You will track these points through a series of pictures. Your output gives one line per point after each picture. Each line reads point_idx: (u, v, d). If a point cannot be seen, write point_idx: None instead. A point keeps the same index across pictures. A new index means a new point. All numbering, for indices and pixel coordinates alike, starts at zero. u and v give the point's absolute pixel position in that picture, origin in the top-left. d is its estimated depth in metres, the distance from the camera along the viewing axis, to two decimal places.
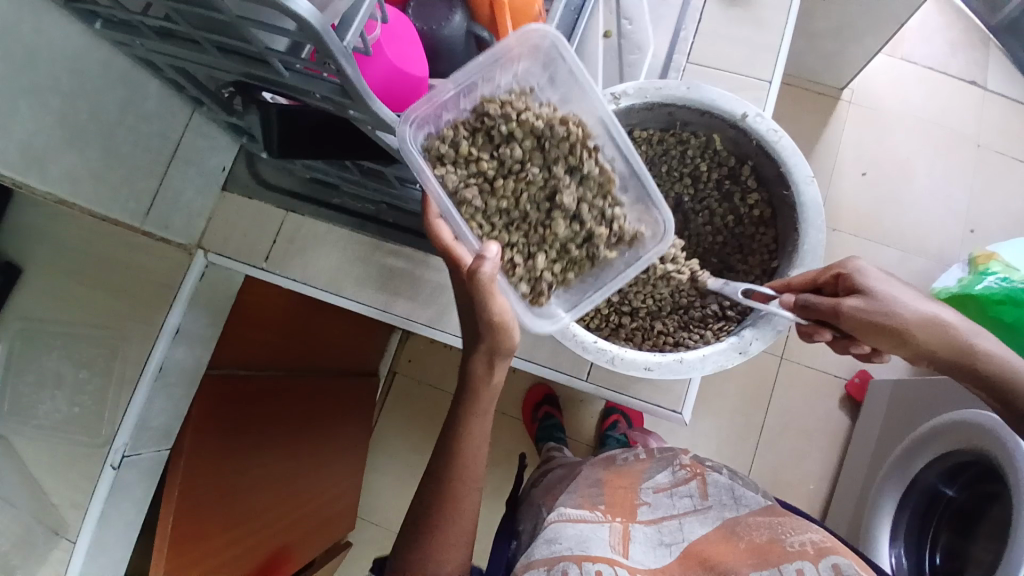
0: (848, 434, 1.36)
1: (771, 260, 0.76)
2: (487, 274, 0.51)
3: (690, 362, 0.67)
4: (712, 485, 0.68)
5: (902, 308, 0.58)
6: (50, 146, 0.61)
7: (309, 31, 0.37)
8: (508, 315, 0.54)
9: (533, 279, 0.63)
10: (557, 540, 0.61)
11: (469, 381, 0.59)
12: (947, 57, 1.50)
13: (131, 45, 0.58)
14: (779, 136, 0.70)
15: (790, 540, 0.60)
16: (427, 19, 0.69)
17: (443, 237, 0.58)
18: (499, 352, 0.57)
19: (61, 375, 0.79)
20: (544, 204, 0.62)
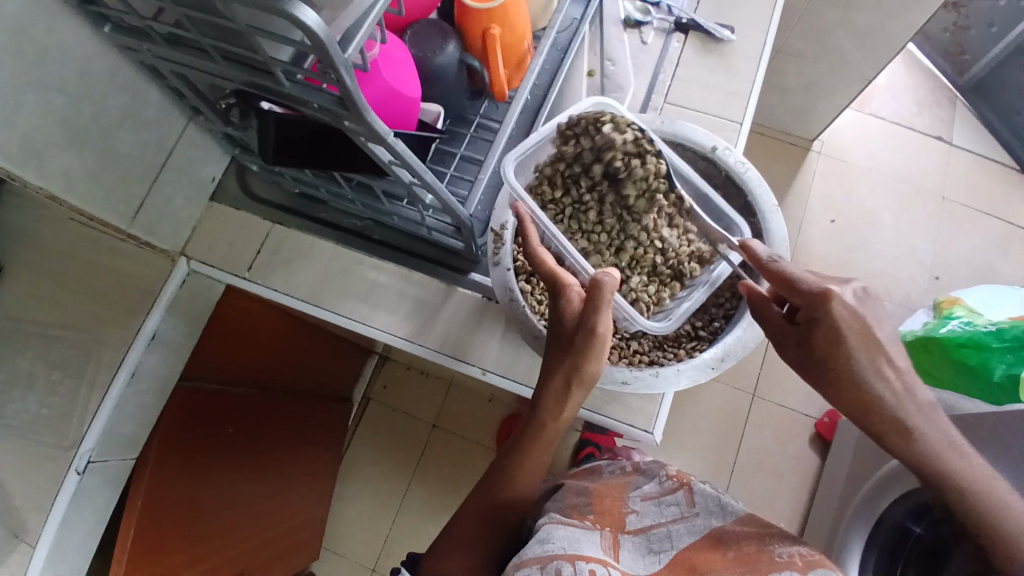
0: (818, 474, 1.38)
1: (739, 281, 0.78)
2: (603, 284, 0.61)
3: (665, 377, 0.72)
4: (698, 494, 0.69)
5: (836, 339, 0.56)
6: (49, 142, 0.62)
7: (315, 42, 0.40)
8: (607, 331, 0.62)
9: (632, 298, 0.77)
10: (549, 540, 0.61)
11: (546, 398, 0.65)
12: (913, 114, 1.61)
13: (138, 51, 0.60)
14: (745, 168, 0.76)
15: (778, 551, 0.59)
16: (423, 47, 0.73)
17: (546, 261, 0.68)
18: (578, 382, 0.64)
19: (34, 375, 0.78)
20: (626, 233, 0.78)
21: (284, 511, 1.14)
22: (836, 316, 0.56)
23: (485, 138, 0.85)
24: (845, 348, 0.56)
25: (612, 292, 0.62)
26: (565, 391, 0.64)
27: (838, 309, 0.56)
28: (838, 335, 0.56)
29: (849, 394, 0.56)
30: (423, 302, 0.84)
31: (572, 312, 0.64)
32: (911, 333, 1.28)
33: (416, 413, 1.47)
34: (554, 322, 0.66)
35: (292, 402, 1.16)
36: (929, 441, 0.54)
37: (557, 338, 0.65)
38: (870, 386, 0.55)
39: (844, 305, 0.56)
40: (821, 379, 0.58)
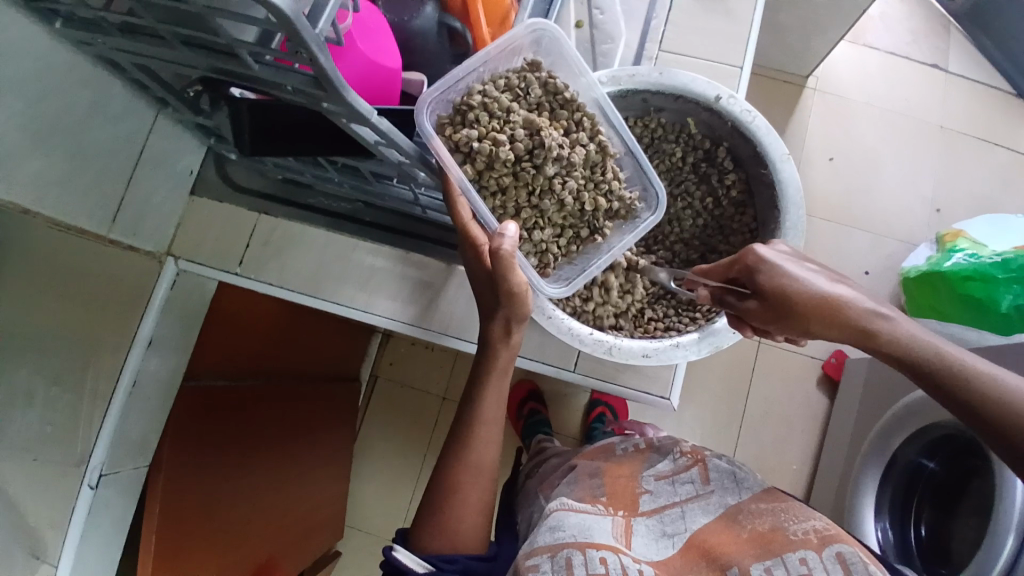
0: (827, 416, 1.39)
1: (753, 239, 0.78)
2: (506, 251, 0.55)
3: (685, 346, 0.71)
4: (713, 470, 0.69)
5: (787, 284, 0.57)
6: (10, 153, 0.58)
7: (281, 19, 0.35)
8: (525, 288, 0.58)
9: (540, 252, 0.72)
10: (560, 527, 0.62)
11: (486, 340, 0.63)
12: (908, 44, 1.54)
13: (92, 44, 0.55)
14: (753, 116, 0.72)
15: (793, 528, 0.60)
16: (399, 10, 0.68)
17: (461, 214, 0.61)
18: (516, 320, 0.61)
19: (33, 390, 0.74)
20: (541, 181, 0.68)
21: (305, 498, 1.15)
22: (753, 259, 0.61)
23: None
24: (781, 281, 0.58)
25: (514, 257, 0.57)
26: (507, 332, 0.62)
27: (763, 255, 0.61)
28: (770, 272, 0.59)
29: (827, 317, 0.55)
30: (423, 284, 0.81)
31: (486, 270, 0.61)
32: (915, 271, 1.25)
33: (425, 387, 1.46)
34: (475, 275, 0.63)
35: (301, 388, 1.14)
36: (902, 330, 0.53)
37: (483, 290, 0.62)
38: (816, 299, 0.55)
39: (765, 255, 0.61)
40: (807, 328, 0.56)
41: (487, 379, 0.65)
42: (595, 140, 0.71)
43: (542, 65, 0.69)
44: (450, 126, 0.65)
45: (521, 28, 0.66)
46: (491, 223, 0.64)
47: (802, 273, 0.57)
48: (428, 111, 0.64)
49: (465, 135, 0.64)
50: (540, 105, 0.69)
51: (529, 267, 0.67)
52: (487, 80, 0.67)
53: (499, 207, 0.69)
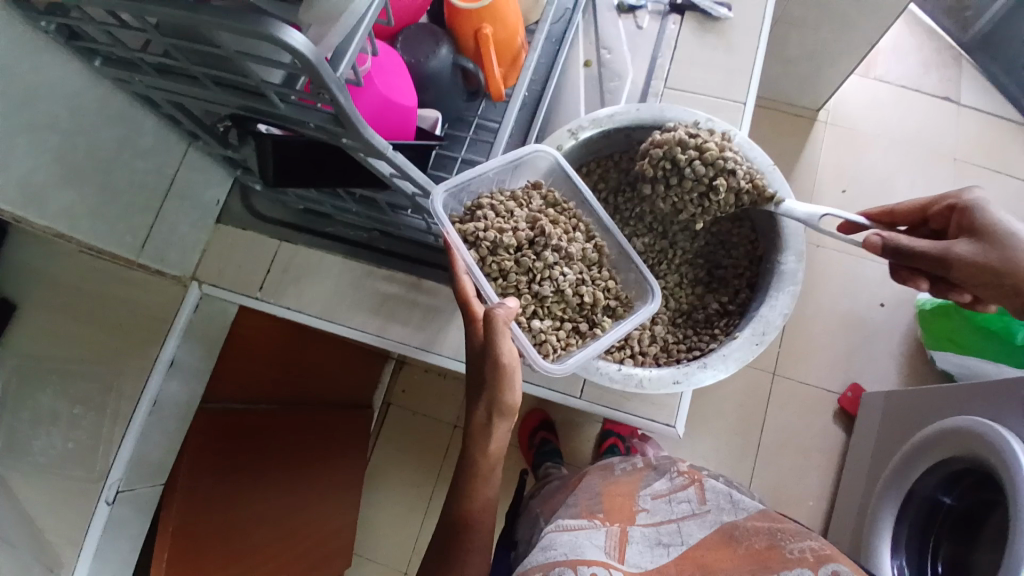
0: (845, 450, 1.36)
1: (755, 247, 0.80)
2: (497, 318, 0.57)
3: (713, 364, 0.70)
4: (709, 491, 0.69)
5: (1014, 249, 0.63)
6: (49, 182, 0.62)
7: (305, 63, 0.39)
8: (514, 363, 0.57)
9: (540, 341, 0.69)
10: (551, 547, 0.63)
11: (469, 431, 0.62)
12: (919, 77, 1.57)
13: (130, 83, 0.60)
14: (733, 135, 0.75)
15: (789, 547, 0.62)
16: (415, 53, 0.72)
17: (464, 288, 0.61)
18: (499, 413, 0.59)
19: (57, 412, 0.79)
20: (545, 272, 0.69)
21: (315, 523, 1.16)
22: (983, 218, 0.66)
23: (486, 139, 0.84)
24: (1009, 245, 0.63)
25: (506, 324, 0.58)
26: (488, 423, 0.60)
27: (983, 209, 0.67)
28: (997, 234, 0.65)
29: None
30: (435, 310, 0.83)
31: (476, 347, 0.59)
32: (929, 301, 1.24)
33: (438, 415, 1.47)
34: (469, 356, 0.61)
35: (315, 413, 1.16)
36: None
37: (473, 372, 0.60)
38: None
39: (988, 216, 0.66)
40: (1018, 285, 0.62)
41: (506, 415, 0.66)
42: (591, 241, 0.75)
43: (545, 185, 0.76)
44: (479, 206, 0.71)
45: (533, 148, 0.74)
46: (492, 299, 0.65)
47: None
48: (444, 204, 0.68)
49: (474, 227, 0.68)
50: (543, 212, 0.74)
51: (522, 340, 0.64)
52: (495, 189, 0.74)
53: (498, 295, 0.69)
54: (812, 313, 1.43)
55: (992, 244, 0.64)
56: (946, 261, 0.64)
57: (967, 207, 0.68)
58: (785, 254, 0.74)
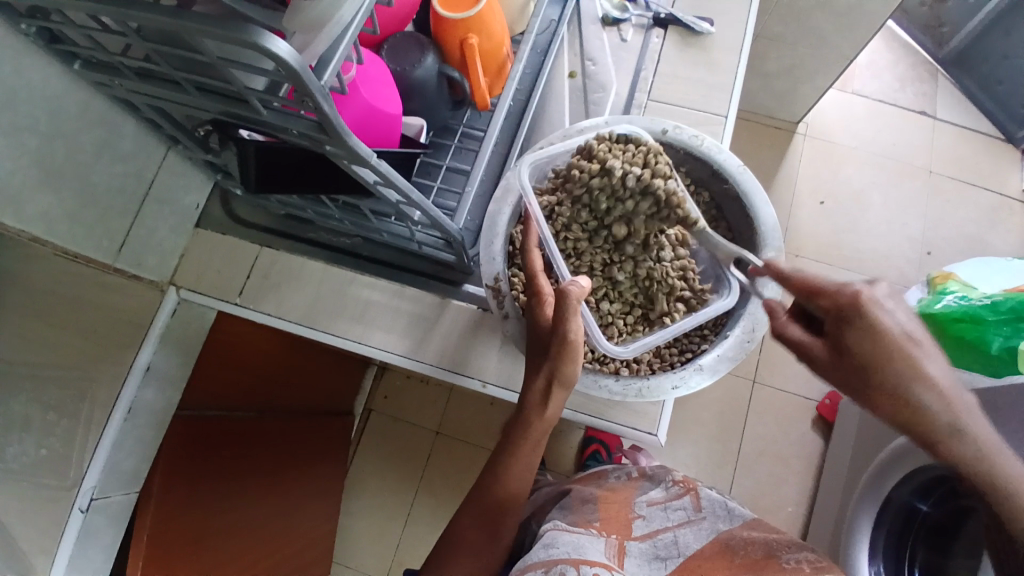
0: (823, 456, 1.39)
1: (732, 245, 0.79)
2: (570, 295, 0.61)
3: (710, 366, 0.73)
4: (705, 499, 0.72)
5: (871, 363, 0.53)
6: (25, 185, 0.61)
7: (288, 70, 0.39)
8: (577, 341, 0.62)
9: (607, 320, 0.78)
10: (554, 545, 0.64)
11: (525, 406, 0.66)
12: (896, 92, 1.61)
13: (109, 85, 0.59)
14: (701, 139, 0.75)
15: (786, 558, 0.61)
16: (401, 61, 0.72)
17: (533, 264, 0.68)
18: (559, 384, 0.64)
19: (29, 419, 0.75)
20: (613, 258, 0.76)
21: (294, 532, 1.14)
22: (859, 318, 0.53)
23: (471, 147, 0.84)
24: (876, 360, 0.52)
25: (578, 302, 0.62)
26: (547, 391, 0.65)
27: (875, 311, 0.53)
28: (861, 340, 0.53)
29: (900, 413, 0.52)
30: (417, 317, 0.83)
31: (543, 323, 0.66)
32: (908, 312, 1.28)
33: (419, 421, 1.47)
34: (534, 327, 0.67)
35: (294, 419, 1.15)
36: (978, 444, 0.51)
37: (537, 340, 0.67)
38: (916, 395, 0.51)
39: (881, 313, 0.53)
40: (862, 391, 0.54)
41: None
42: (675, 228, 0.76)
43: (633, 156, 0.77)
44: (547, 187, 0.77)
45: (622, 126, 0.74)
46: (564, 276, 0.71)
47: (911, 339, 0.52)
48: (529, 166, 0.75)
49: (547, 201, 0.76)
50: None
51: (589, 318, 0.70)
52: None
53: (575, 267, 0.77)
54: None
55: (847, 350, 0.55)
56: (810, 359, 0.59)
57: (855, 308, 0.54)
58: (766, 250, 0.74)
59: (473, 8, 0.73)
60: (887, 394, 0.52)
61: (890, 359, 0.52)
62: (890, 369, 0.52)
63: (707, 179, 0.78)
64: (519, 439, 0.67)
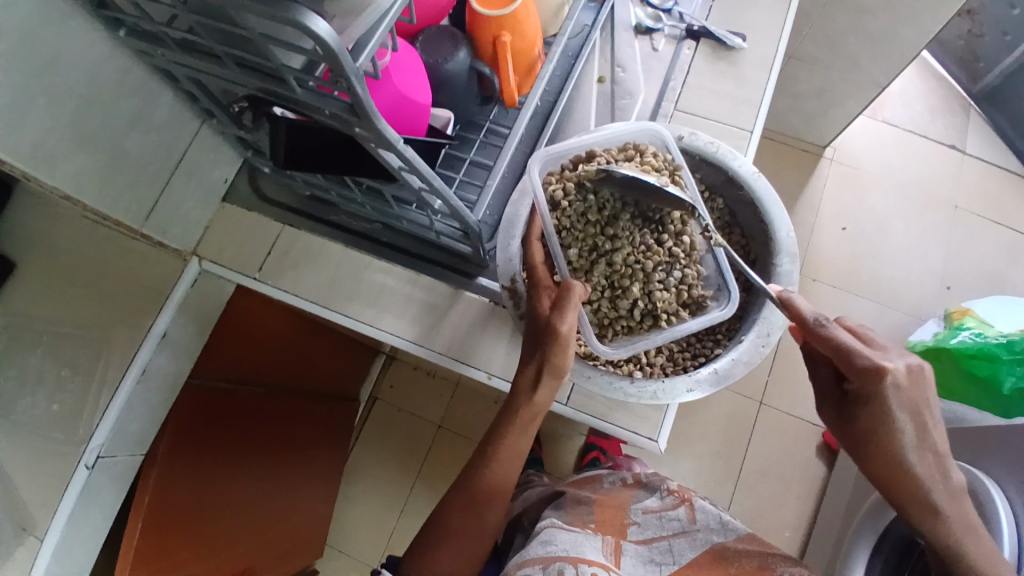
0: (825, 483, 1.37)
1: (747, 252, 0.80)
2: (572, 290, 0.65)
3: (725, 371, 0.72)
4: (699, 511, 0.71)
5: (878, 430, 0.60)
6: (61, 145, 0.63)
7: (326, 50, 0.40)
8: (570, 334, 0.63)
9: (607, 321, 0.77)
10: (552, 542, 0.65)
11: (516, 387, 0.67)
12: (926, 123, 1.59)
13: (151, 54, 0.61)
14: (716, 147, 0.76)
15: (780, 570, 0.63)
16: (434, 53, 0.74)
17: (535, 258, 0.72)
18: (550, 373, 0.65)
19: (44, 373, 0.78)
20: (626, 260, 0.76)
21: (291, 510, 1.16)
22: (881, 397, 0.59)
23: (495, 144, 0.86)
24: (880, 432, 0.60)
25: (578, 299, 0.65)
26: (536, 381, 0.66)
27: (888, 391, 0.58)
28: (883, 415, 0.59)
29: (884, 472, 0.61)
30: (429, 306, 0.84)
31: (542, 311, 0.68)
32: (921, 345, 1.26)
33: (423, 413, 1.48)
34: (533, 318, 0.69)
35: (301, 398, 1.17)
36: (948, 517, 0.60)
37: (536, 328, 0.68)
38: (907, 461, 0.60)
39: (897, 394, 0.58)
40: (860, 450, 0.62)
41: None
42: (684, 236, 0.76)
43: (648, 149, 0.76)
44: (553, 181, 0.79)
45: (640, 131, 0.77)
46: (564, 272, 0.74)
47: (908, 418, 0.59)
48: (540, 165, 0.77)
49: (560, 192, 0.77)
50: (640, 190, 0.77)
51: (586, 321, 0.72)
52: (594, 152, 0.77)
53: (579, 266, 0.77)
54: None
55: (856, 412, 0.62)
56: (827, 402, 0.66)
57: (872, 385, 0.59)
58: (780, 257, 0.74)
59: (509, 6, 0.75)
60: (882, 456, 0.61)
61: (894, 433, 0.59)
62: (898, 440, 0.60)
63: (720, 184, 0.79)
64: (508, 427, 0.68)
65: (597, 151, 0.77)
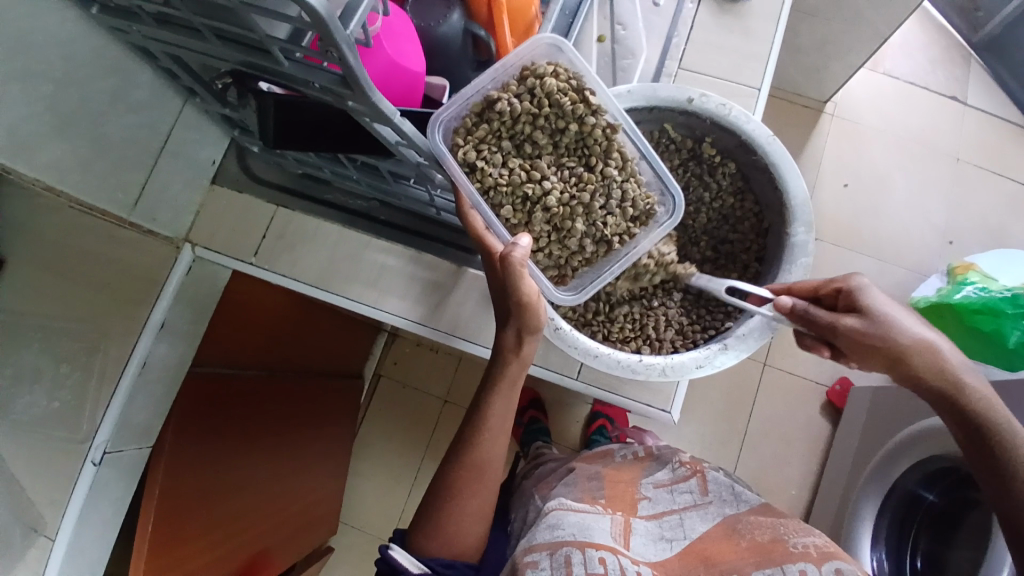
0: (829, 441, 1.38)
1: (760, 220, 0.78)
2: (517, 258, 0.57)
3: (737, 346, 0.70)
4: (711, 482, 0.72)
5: (895, 324, 0.60)
6: (39, 133, 0.60)
7: (315, 18, 0.37)
8: (536, 299, 0.58)
9: (559, 265, 0.71)
10: (559, 526, 0.64)
11: (499, 351, 0.63)
12: (928, 74, 1.55)
13: (126, 32, 0.57)
14: (729, 109, 0.71)
15: (794, 541, 0.62)
16: (426, 17, 0.71)
17: (476, 226, 0.63)
18: (528, 334, 0.61)
19: (41, 369, 0.75)
20: (562, 201, 0.68)
21: (301, 491, 1.16)
22: (868, 295, 0.62)
23: None
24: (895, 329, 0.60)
25: (524, 265, 0.58)
26: (517, 348, 0.62)
27: (869, 291, 0.62)
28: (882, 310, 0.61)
29: (921, 366, 0.59)
30: (434, 283, 0.82)
31: (498, 278, 0.61)
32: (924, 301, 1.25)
33: (427, 388, 1.47)
34: (491, 288, 0.63)
35: (305, 382, 1.15)
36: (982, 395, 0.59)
37: (499, 300, 0.62)
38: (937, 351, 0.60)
39: (873, 294, 0.62)
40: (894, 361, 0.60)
41: (494, 395, 0.64)
42: (616, 152, 0.69)
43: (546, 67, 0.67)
44: (460, 143, 0.65)
45: (521, 45, 0.66)
46: (505, 236, 0.66)
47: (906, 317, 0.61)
48: (443, 126, 0.65)
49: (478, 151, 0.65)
50: (556, 115, 0.67)
51: (538, 276, 0.68)
52: (495, 88, 0.66)
53: (517, 221, 0.68)
54: None
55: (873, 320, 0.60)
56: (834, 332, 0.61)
57: (852, 293, 0.63)
58: (800, 224, 0.71)
59: None
60: (913, 348, 0.59)
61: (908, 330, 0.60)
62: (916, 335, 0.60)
63: (732, 148, 0.76)
64: (488, 400, 0.65)
65: (494, 92, 0.65)
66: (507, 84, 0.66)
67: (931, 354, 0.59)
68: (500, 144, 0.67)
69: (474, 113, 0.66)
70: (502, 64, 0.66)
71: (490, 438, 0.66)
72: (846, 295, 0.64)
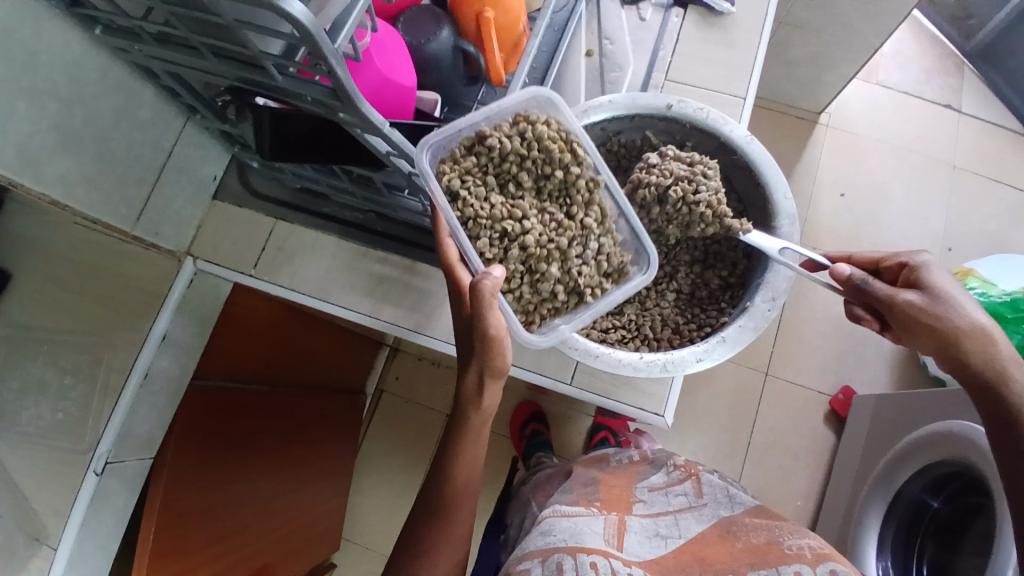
0: (834, 451, 1.37)
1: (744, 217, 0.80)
2: (488, 287, 0.56)
3: (732, 339, 0.71)
4: (706, 484, 0.72)
5: (954, 305, 0.62)
6: (45, 148, 0.62)
7: (303, 33, 0.39)
8: (502, 333, 0.57)
9: (526, 312, 0.69)
10: (551, 533, 0.65)
11: (461, 396, 0.62)
12: (921, 83, 1.57)
13: (130, 52, 0.60)
14: (706, 112, 0.75)
15: (788, 543, 0.62)
16: (416, 34, 0.73)
17: (449, 255, 0.63)
18: (490, 374, 0.60)
19: (46, 381, 0.77)
20: (541, 242, 0.67)
21: (304, 505, 1.16)
22: (931, 275, 0.65)
23: None
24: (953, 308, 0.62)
25: (494, 295, 0.58)
26: (478, 392, 0.61)
27: (932, 272, 0.65)
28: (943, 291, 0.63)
29: (971, 351, 0.62)
30: (430, 292, 0.84)
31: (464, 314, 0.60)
32: None
33: (430, 402, 1.48)
34: (456, 322, 0.62)
35: (306, 397, 1.16)
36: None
37: (465, 333, 0.61)
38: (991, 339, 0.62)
39: (936, 275, 0.65)
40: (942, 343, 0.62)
41: (463, 440, 0.64)
42: (595, 206, 0.70)
43: (539, 117, 0.69)
44: (446, 171, 0.67)
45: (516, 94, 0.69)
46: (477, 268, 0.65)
47: (965, 301, 0.63)
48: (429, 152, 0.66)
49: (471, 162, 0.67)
50: (543, 160, 0.69)
51: (508, 313, 0.64)
52: (487, 127, 0.68)
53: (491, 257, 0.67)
54: (806, 314, 1.43)
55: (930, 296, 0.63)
56: (892, 304, 0.64)
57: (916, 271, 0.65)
58: (782, 217, 0.74)
59: None
60: (967, 331, 0.61)
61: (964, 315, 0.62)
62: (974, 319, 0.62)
63: (712, 150, 0.77)
64: (459, 430, 0.64)
65: (486, 130, 0.68)
66: (500, 125, 0.68)
67: (984, 340, 0.61)
68: (485, 178, 0.68)
69: (466, 143, 0.68)
70: (496, 106, 0.68)
71: (483, 441, 0.67)
72: (909, 272, 0.66)
